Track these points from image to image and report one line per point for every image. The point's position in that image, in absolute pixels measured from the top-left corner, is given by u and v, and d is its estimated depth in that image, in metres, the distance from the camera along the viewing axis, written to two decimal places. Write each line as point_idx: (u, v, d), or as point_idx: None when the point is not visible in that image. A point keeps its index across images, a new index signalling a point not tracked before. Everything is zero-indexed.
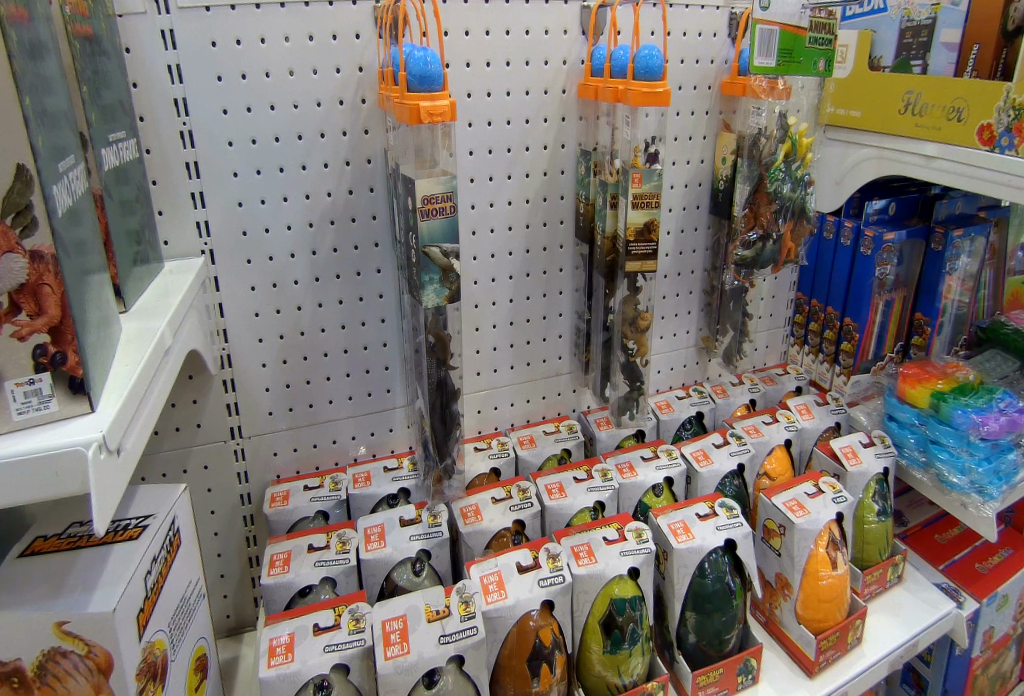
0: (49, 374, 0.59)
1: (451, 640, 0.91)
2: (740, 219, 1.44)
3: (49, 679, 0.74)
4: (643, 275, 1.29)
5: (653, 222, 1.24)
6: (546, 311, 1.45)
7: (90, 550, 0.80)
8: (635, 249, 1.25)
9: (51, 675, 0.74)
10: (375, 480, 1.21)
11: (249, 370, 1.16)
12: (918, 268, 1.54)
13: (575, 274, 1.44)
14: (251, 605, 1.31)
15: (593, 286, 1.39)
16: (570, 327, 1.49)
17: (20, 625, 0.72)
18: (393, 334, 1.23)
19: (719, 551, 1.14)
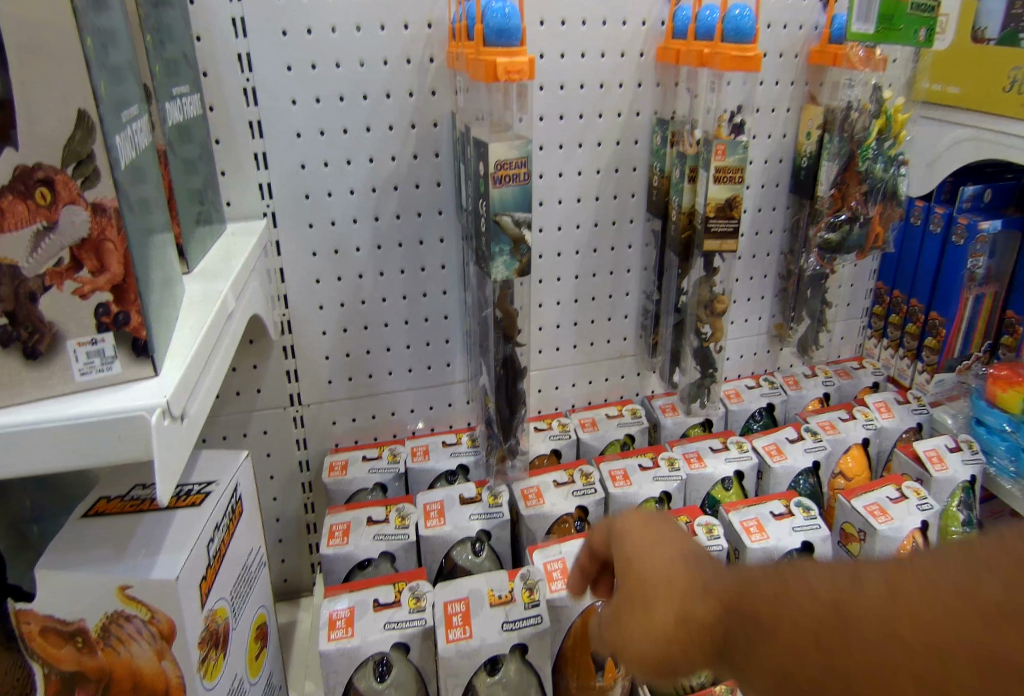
0: (112, 334, 0.57)
1: (515, 627, 0.87)
2: (826, 200, 1.34)
3: (112, 641, 0.73)
4: (721, 255, 1.22)
5: (737, 199, 1.17)
6: (613, 289, 1.38)
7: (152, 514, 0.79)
8: (715, 226, 1.18)
9: (114, 637, 0.73)
10: (434, 454, 1.18)
11: (309, 338, 1.14)
12: (1013, 261, 1.40)
13: (646, 251, 1.36)
14: (308, 570, 1.31)
15: (665, 265, 1.31)
16: (637, 308, 1.42)
17: (85, 587, 0.71)
18: (455, 307, 1.19)
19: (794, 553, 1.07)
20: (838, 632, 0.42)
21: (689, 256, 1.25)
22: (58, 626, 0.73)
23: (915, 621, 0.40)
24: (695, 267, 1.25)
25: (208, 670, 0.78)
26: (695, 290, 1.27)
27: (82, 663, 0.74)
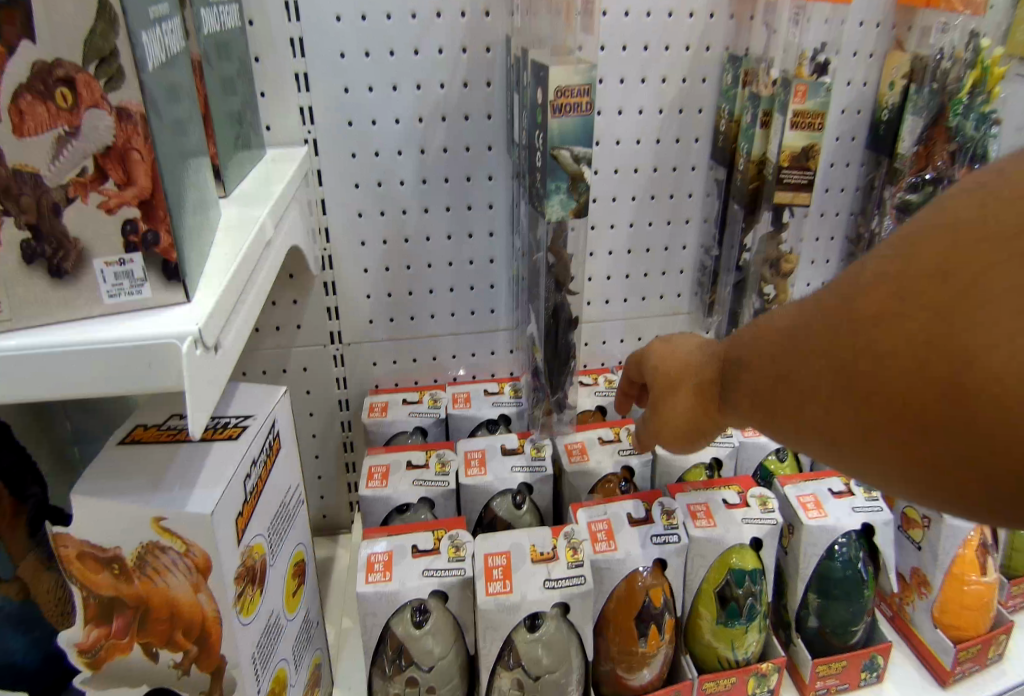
0: (141, 256, 0.53)
1: (557, 586, 0.82)
2: (909, 158, 1.22)
3: (148, 571, 0.69)
4: (792, 208, 1.16)
5: (813, 148, 1.10)
6: (669, 241, 1.29)
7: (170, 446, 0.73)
8: (788, 177, 1.12)
9: (150, 567, 0.69)
10: (476, 402, 1.14)
11: (350, 275, 1.10)
12: None
13: (707, 201, 1.27)
14: (346, 509, 1.29)
15: (727, 216, 1.21)
16: (694, 263, 1.33)
17: (107, 524, 0.67)
18: (502, 250, 1.13)
19: (852, 536, 0.98)
20: (783, 400, 0.59)
21: (756, 208, 1.17)
22: (94, 552, 0.69)
23: (829, 425, 0.53)
24: (763, 221, 1.17)
25: (244, 607, 0.73)
26: (760, 246, 1.19)
27: (119, 590, 0.70)
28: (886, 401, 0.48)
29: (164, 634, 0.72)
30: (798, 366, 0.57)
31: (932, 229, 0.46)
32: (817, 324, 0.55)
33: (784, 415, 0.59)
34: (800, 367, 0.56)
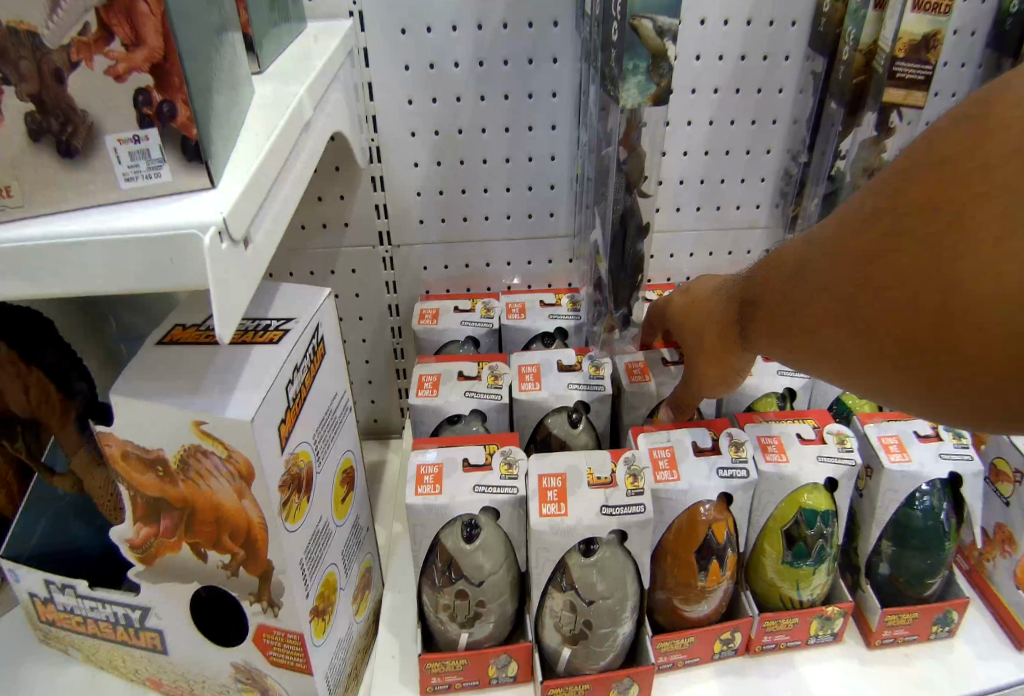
0: (157, 132, 0.47)
1: (615, 512, 0.78)
2: None
3: (192, 473, 0.66)
4: (901, 110, 1.00)
5: (936, 36, 0.95)
6: (752, 144, 1.10)
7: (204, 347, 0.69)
8: (902, 71, 0.97)
9: (194, 470, 0.66)
10: (531, 313, 1.07)
11: (400, 169, 1.02)
12: None
13: (800, 98, 1.07)
14: (398, 413, 1.27)
15: (822, 118, 1.06)
16: (777, 170, 1.14)
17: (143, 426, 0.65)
18: (565, 146, 1.02)
19: (937, 483, 0.88)
20: (801, 328, 0.67)
21: (860, 109, 1.03)
22: (139, 452, 0.66)
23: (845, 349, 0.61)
24: (866, 123, 1.02)
25: (290, 514, 0.71)
26: (858, 152, 1.05)
27: (164, 490, 0.68)
28: (889, 325, 0.56)
29: (211, 536, 0.71)
30: (815, 296, 0.64)
31: (915, 174, 0.54)
32: (829, 258, 0.62)
33: (808, 341, 0.66)
34: (816, 297, 0.64)
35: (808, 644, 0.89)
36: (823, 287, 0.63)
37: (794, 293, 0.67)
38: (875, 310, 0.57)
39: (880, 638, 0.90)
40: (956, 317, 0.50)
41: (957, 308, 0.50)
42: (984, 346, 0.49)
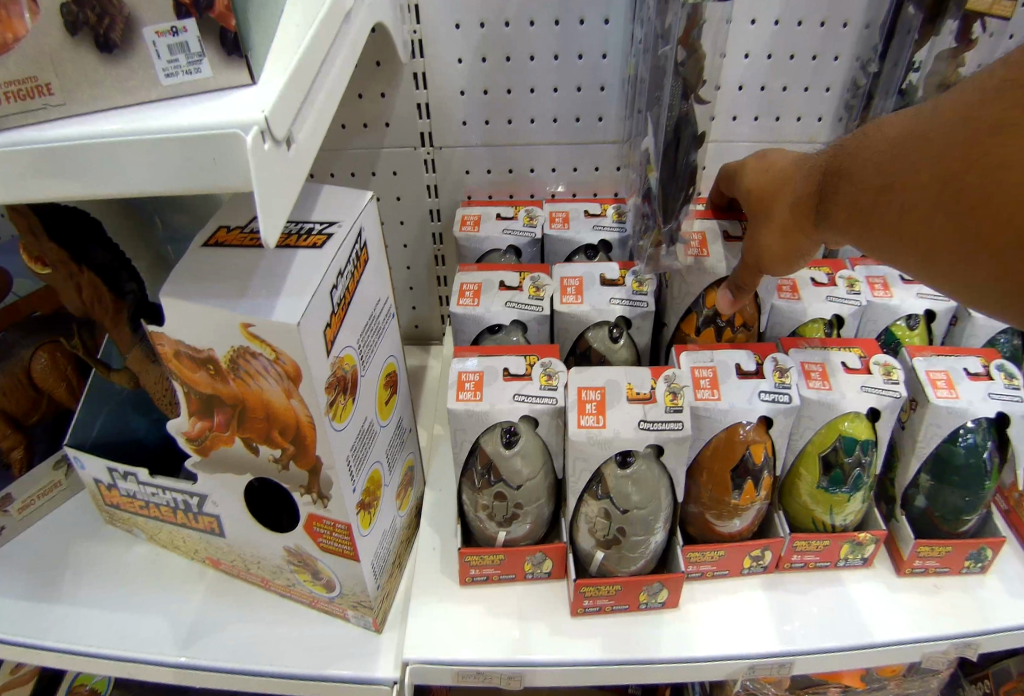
0: (197, 24, 0.45)
1: (652, 427, 0.78)
2: None
3: (242, 373, 0.69)
4: (986, 20, 0.91)
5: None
6: (819, 49, 1.00)
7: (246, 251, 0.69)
8: None
9: (244, 370, 0.68)
10: (575, 223, 1.04)
11: (444, 65, 0.97)
12: None
13: (875, 3, 0.96)
14: (438, 321, 1.28)
15: (898, 21, 0.95)
16: (844, 79, 1.03)
17: (191, 330, 0.66)
18: (618, 43, 0.96)
19: (983, 421, 0.86)
20: (891, 219, 0.64)
21: (940, 16, 0.91)
22: (188, 351, 0.68)
23: (955, 238, 0.58)
24: (945, 32, 0.92)
25: (337, 414, 0.73)
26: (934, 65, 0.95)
27: (217, 388, 0.71)
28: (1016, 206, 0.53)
29: (262, 431, 0.74)
30: (881, 192, 0.64)
31: None
32: (912, 150, 0.61)
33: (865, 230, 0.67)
34: (885, 191, 0.64)
35: (836, 566, 0.90)
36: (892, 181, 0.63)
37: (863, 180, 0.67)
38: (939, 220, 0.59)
39: (911, 568, 0.90)
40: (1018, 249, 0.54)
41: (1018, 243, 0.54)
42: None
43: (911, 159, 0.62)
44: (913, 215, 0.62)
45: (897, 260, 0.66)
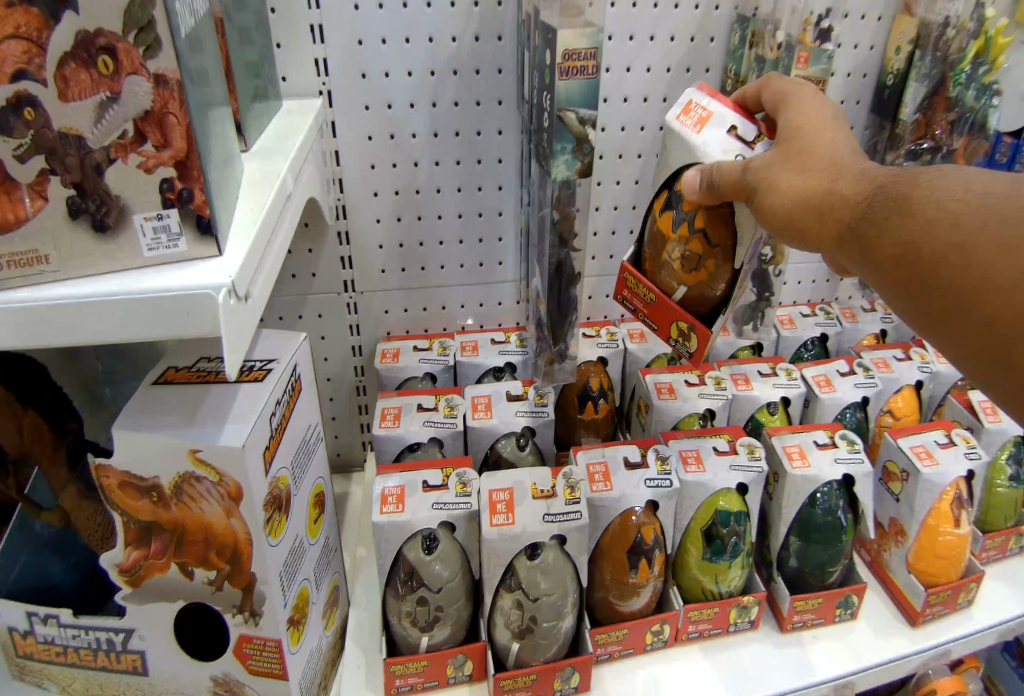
0: (177, 211, 0.58)
1: (555, 519, 0.90)
2: (909, 126, 1.24)
3: (184, 498, 0.76)
4: None
5: None
6: None
7: (194, 387, 0.78)
8: None
9: (186, 495, 0.75)
10: (483, 350, 1.19)
11: (364, 225, 1.14)
12: None
13: None
14: (359, 449, 1.36)
15: None
16: None
17: (143, 461, 0.74)
18: (511, 204, 1.17)
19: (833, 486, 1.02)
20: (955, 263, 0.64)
21: None
22: (135, 481, 0.75)
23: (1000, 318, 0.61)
24: None
25: (272, 531, 0.81)
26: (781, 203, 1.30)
27: (157, 514, 0.77)
28: None
29: (199, 554, 0.79)
30: (943, 226, 0.65)
31: None
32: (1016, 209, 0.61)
33: (901, 241, 0.69)
34: (948, 224, 0.65)
35: (728, 632, 1.02)
36: (962, 224, 0.64)
37: (929, 203, 0.67)
38: (988, 279, 0.61)
39: (791, 623, 1.03)
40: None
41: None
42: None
43: (997, 217, 0.62)
44: (966, 266, 0.63)
45: (913, 285, 0.68)
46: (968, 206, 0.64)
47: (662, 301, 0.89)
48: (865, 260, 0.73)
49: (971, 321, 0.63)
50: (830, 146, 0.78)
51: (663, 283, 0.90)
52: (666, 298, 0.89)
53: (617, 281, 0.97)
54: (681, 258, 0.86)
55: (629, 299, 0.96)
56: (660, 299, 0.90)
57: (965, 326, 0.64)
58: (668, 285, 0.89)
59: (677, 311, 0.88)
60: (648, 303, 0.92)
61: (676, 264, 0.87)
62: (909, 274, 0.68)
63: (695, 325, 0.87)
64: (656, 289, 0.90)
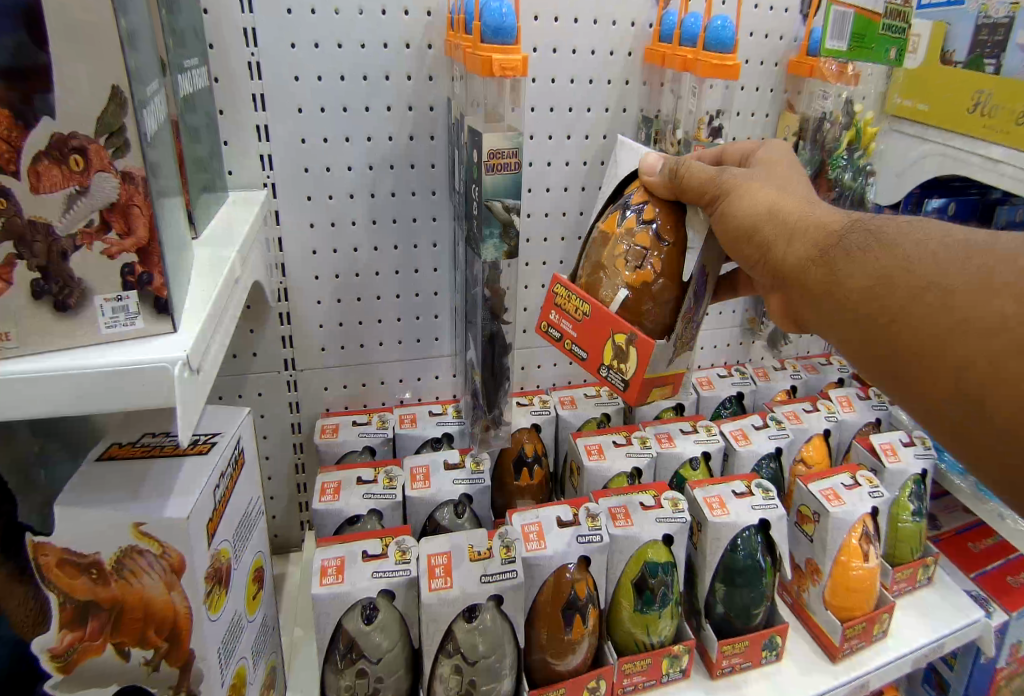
0: (136, 293, 0.63)
1: (492, 579, 0.94)
2: None
3: (125, 574, 0.76)
4: None
5: None
6: None
7: (137, 462, 0.80)
8: None
9: (127, 570, 0.75)
10: (421, 422, 1.24)
11: (305, 306, 1.20)
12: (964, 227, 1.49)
13: None
14: (297, 528, 1.36)
15: None
16: None
17: (82, 540, 0.74)
18: (446, 284, 1.25)
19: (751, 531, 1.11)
20: (919, 304, 0.69)
21: None
22: (75, 558, 0.75)
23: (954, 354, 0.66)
24: None
25: (212, 604, 0.81)
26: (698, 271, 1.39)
27: (98, 594, 0.76)
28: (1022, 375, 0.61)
29: (138, 633, 0.78)
30: (918, 269, 0.71)
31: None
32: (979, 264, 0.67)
33: (873, 273, 0.74)
34: (921, 266, 0.71)
35: (661, 682, 1.07)
36: (935, 267, 0.70)
37: (900, 248, 0.73)
38: (965, 318, 0.66)
39: (721, 668, 1.10)
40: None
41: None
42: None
43: (966, 265, 0.68)
44: (942, 303, 0.68)
45: (882, 319, 0.73)
46: (938, 255, 0.70)
47: (599, 310, 0.85)
48: (828, 290, 0.78)
49: (944, 356, 0.67)
50: (795, 194, 0.86)
51: (600, 294, 0.86)
52: (603, 307, 0.85)
53: (547, 301, 0.92)
54: (625, 258, 0.85)
55: (559, 316, 0.91)
56: (596, 309, 0.86)
57: (939, 361, 0.67)
58: (605, 293, 0.86)
59: (615, 319, 0.84)
60: (580, 318, 0.88)
61: (618, 266, 0.85)
62: (879, 306, 0.73)
63: (633, 335, 0.83)
64: (592, 299, 0.86)
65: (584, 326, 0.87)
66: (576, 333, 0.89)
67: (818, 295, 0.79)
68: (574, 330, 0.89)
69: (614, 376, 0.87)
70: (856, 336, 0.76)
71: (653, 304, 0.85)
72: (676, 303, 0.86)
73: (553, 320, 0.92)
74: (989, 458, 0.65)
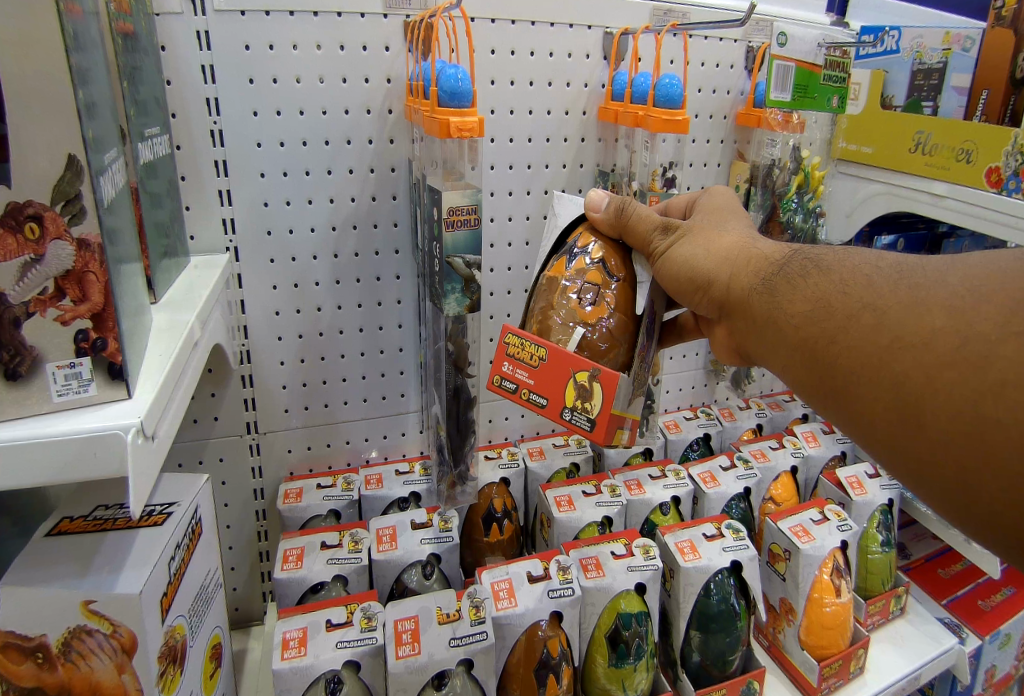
0: (89, 359, 0.61)
1: (461, 642, 0.92)
2: None
3: (73, 656, 0.72)
4: None
5: None
6: None
7: (86, 538, 0.77)
8: None
9: (75, 653, 0.71)
10: (387, 482, 1.22)
11: (269, 367, 1.18)
12: None
13: None
14: (259, 599, 1.31)
15: None
16: None
17: (27, 623, 0.70)
18: (410, 339, 1.26)
19: (726, 575, 1.10)
20: (859, 323, 0.72)
21: None
22: (18, 642, 0.71)
23: (899, 370, 0.68)
24: None
25: (166, 686, 0.77)
26: None
27: (41, 680, 0.71)
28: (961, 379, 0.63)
29: None
30: (855, 293, 0.73)
31: None
32: (908, 283, 0.71)
33: (813, 299, 0.77)
34: (857, 290, 0.73)
35: None
36: (870, 291, 0.72)
37: (836, 275, 0.76)
38: (900, 334, 0.68)
39: None
40: (998, 404, 0.61)
41: (1015, 402, 0.60)
42: (1004, 440, 0.60)
43: (897, 286, 0.71)
44: (878, 323, 0.70)
45: (823, 341, 0.75)
46: (871, 279, 0.73)
47: (557, 350, 0.82)
48: (773, 318, 0.80)
49: (885, 372, 0.69)
50: (730, 231, 0.90)
51: (554, 337, 0.84)
52: (561, 347, 0.82)
53: (497, 353, 0.85)
54: (579, 297, 0.85)
55: (512, 366, 0.84)
56: (553, 350, 0.82)
57: (880, 377, 0.69)
58: (560, 333, 0.84)
59: (575, 357, 0.81)
60: (537, 363, 0.83)
61: (573, 305, 0.84)
62: (821, 329, 0.75)
63: (596, 369, 0.81)
64: (547, 342, 0.83)
65: (542, 371, 0.83)
66: (532, 381, 0.83)
67: (763, 323, 0.82)
68: (531, 377, 0.83)
69: (578, 419, 0.82)
70: (801, 363, 0.78)
71: (610, 341, 0.84)
72: (630, 341, 0.86)
73: (505, 371, 0.85)
74: (930, 469, 0.66)
